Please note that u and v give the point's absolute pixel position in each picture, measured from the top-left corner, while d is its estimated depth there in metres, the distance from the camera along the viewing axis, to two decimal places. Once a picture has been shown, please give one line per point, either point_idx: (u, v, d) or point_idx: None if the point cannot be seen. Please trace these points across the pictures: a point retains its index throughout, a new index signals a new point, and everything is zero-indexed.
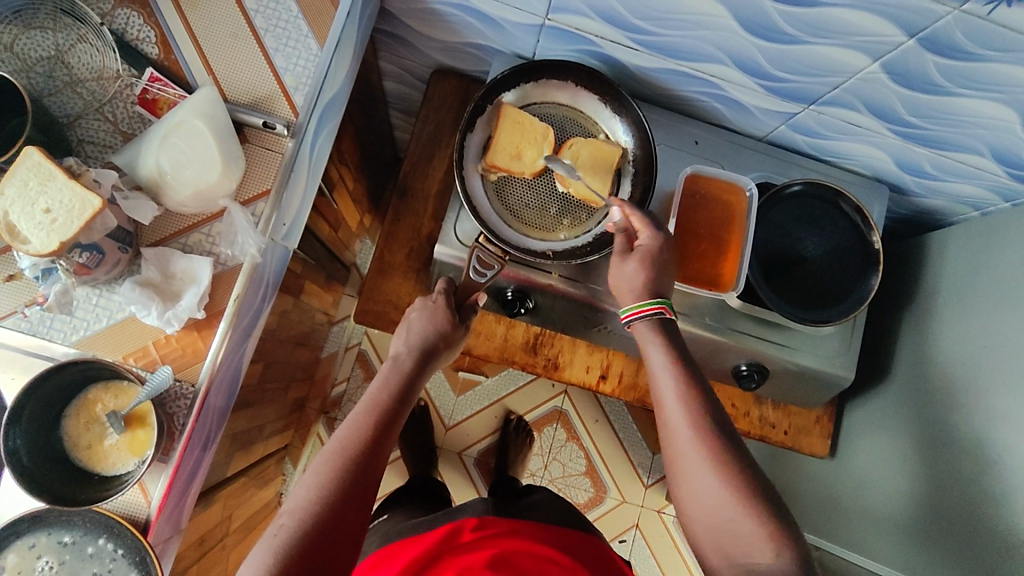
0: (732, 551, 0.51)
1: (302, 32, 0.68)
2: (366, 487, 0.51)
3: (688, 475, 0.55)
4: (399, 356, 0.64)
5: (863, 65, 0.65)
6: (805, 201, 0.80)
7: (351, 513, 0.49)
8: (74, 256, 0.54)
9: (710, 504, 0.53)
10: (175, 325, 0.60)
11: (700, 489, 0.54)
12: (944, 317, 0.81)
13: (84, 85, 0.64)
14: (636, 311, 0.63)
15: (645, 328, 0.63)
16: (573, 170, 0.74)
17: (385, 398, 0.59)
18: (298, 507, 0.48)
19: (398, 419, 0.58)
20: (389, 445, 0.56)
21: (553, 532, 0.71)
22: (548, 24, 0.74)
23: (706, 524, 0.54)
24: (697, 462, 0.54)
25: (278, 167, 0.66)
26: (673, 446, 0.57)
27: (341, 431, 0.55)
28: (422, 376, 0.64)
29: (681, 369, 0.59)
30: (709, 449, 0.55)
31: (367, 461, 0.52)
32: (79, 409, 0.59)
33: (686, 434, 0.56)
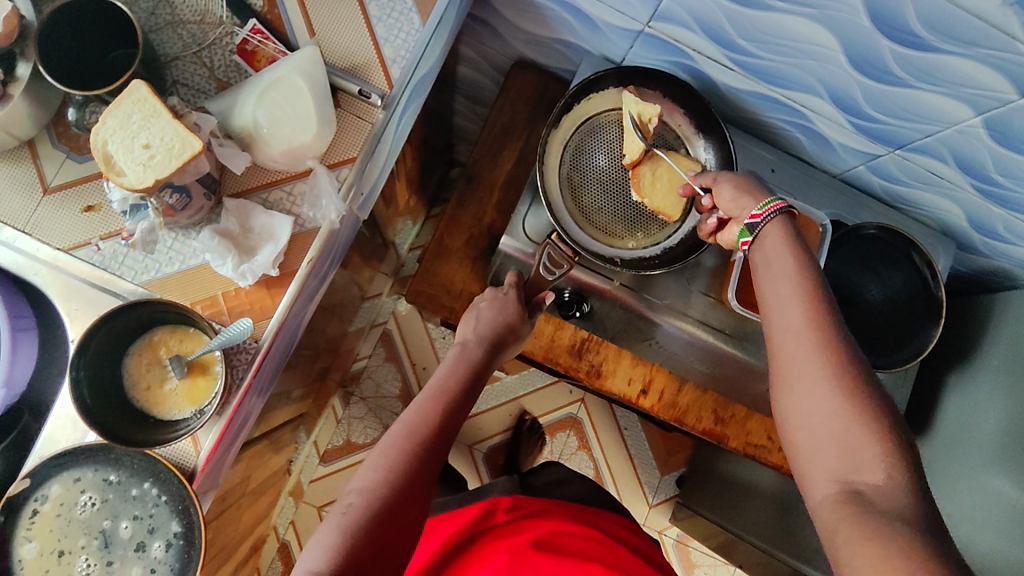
0: (843, 473, 0.46)
1: (406, 5, 0.67)
2: (432, 472, 0.51)
3: (799, 384, 0.48)
4: (467, 344, 0.64)
5: (964, 117, 0.65)
6: (874, 244, 0.78)
7: (420, 497, 0.49)
8: (164, 196, 0.54)
9: (823, 425, 0.47)
10: (249, 280, 0.59)
11: (814, 407, 0.47)
12: (997, 380, 0.81)
13: (185, 26, 0.64)
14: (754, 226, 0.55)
15: (777, 229, 0.54)
16: (651, 181, 0.72)
17: (452, 385, 0.59)
18: (367, 486, 0.47)
19: (464, 410, 0.58)
20: (454, 431, 0.55)
21: (585, 513, 0.72)
22: (647, 31, 0.73)
23: (814, 442, 0.47)
24: (812, 371, 0.48)
25: (366, 136, 0.65)
26: (782, 353, 0.50)
27: (408, 413, 0.55)
28: (487, 367, 0.64)
29: (803, 265, 0.51)
30: (830, 358, 0.47)
31: (434, 446, 0.52)
32: (142, 350, 0.59)
33: (801, 341, 0.49)
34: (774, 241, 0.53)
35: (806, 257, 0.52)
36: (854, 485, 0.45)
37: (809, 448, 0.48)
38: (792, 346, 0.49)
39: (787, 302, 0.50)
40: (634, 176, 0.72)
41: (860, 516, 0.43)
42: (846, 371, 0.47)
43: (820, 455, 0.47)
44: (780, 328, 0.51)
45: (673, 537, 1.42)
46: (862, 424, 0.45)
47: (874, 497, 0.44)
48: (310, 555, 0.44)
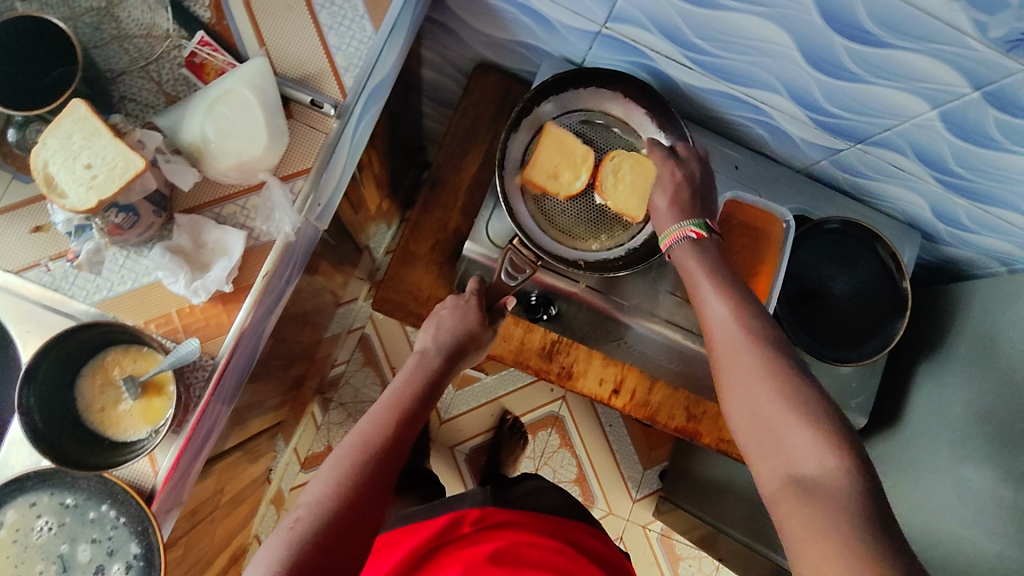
0: (786, 461, 0.49)
1: (358, 12, 0.66)
2: (385, 484, 0.50)
3: (743, 384, 0.55)
4: (427, 351, 0.64)
5: (921, 112, 0.64)
6: (841, 239, 0.78)
7: (370, 510, 0.48)
8: (110, 216, 0.53)
9: (766, 421, 0.52)
10: (202, 296, 0.58)
11: (754, 401, 0.53)
12: (965, 368, 0.81)
13: (132, 41, 0.63)
14: (673, 236, 0.66)
15: (691, 257, 0.65)
16: (613, 182, 0.73)
17: (410, 396, 0.58)
18: (316, 500, 0.47)
19: (420, 419, 0.58)
20: (409, 443, 0.55)
21: (548, 522, 0.72)
22: (604, 32, 0.73)
23: (760, 438, 0.53)
24: (748, 369, 0.54)
25: (320, 147, 0.64)
26: (724, 364, 0.57)
27: (362, 424, 0.54)
28: (448, 374, 0.64)
29: (732, 291, 0.60)
30: (749, 341, 0.56)
31: (387, 458, 0.52)
32: (95, 371, 0.58)
33: (739, 346, 0.56)
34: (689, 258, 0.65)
35: (733, 284, 0.61)
36: (796, 473, 0.48)
37: (754, 431, 0.53)
38: (724, 340, 0.58)
39: (709, 306, 0.61)
40: (596, 179, 0.73)
41: (805, 497, 0.46)
42: (762, 347, 0.55)
43: (759, 436, 0.53)
44: (719, 342, 0.58)
45: (658, 531, 1.42)
46: (795, 408, 0.51)
47: (813, 480, 0.47)
48: (254, 571, 0.43)
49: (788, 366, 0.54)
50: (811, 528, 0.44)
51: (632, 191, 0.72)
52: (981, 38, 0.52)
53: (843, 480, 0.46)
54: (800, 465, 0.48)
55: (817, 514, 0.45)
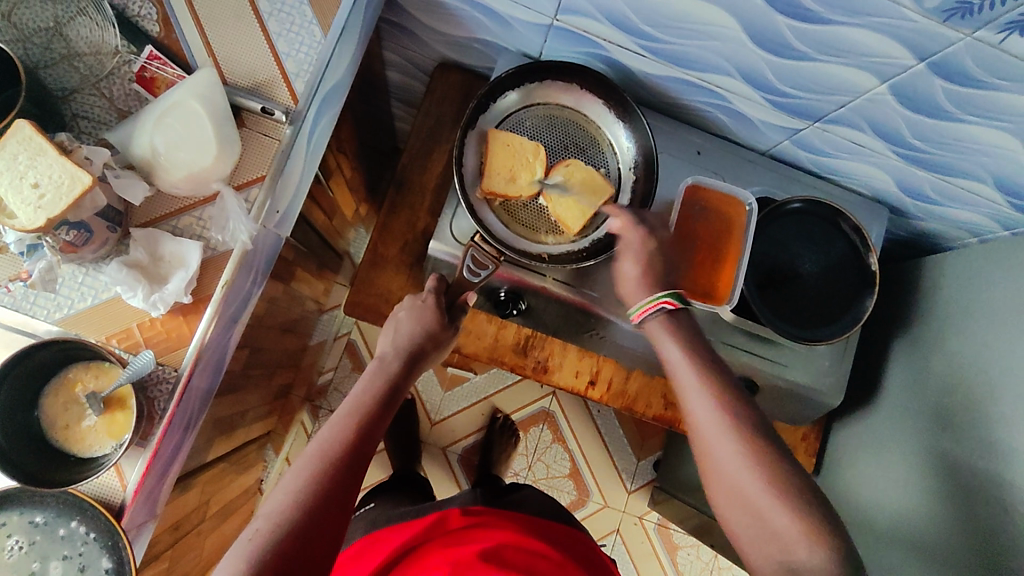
0: (777, 554, 0.51)
1: (306, 18, 0.66)
2: (346, 492, 0.52)
3: (726, 469, 0.55)
4: (384, 356, 0.65)
5: (871, 86, 0.64)
6: (804, 219, 0.79)
7: (331, 519, 0.50)
8: (60, 233, 0.53)
9: (752, 512, 0.53)
10: (161, 309, 0.59)
11: (740, 490, 0.54)
12: (939, 342, 0.81)
13: (81, 59, 0.62)
14: (645, 310, 0.64)
15: (659, 326, 0.64)
16: (560, 190, 0.73)
17: (370, 400, 0.60)
18: (275, 512, 0.49)
19: (381, 425, 0.59)
20: (370, 449, 0.57)
21: (536, 524, 0.73)
22: (556, 25, 0.72)
23: (748, 527, 0.54)
24: (732, 457, 0.55)
25: (274, 154, 0.65)
26: (702, 444, 0.57)
27: (322, 434, 0.56)
28: (410, 376, 0.65)
29: (699, 361, 0.60)
30: (729, 424, 0.56)
31: (347, 465, 0.53)
32: (57, 389, 0.59)
33: (715, 430, 0.56)
34: (662, 340, 0.63)
35: (701, 354, 0.61)
36: (789, 563, 0.50)
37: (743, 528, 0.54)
38: (701, 423, 0.58)
39: (689, 394, 0.59)
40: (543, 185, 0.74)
41: None
42: (744, 429, 0.56)
43: (747, 529, 0.54)
44: (695, 423, 0.58)
45: (654, 521, 1.42)
46: (781, 500, 0.52)
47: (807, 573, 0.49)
48: None
49: (767, 445, 0.55)
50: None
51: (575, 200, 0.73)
52: (918, 8, 0.52)
53: (831, 571, 0.49)
54: (789, 554, 0.50)
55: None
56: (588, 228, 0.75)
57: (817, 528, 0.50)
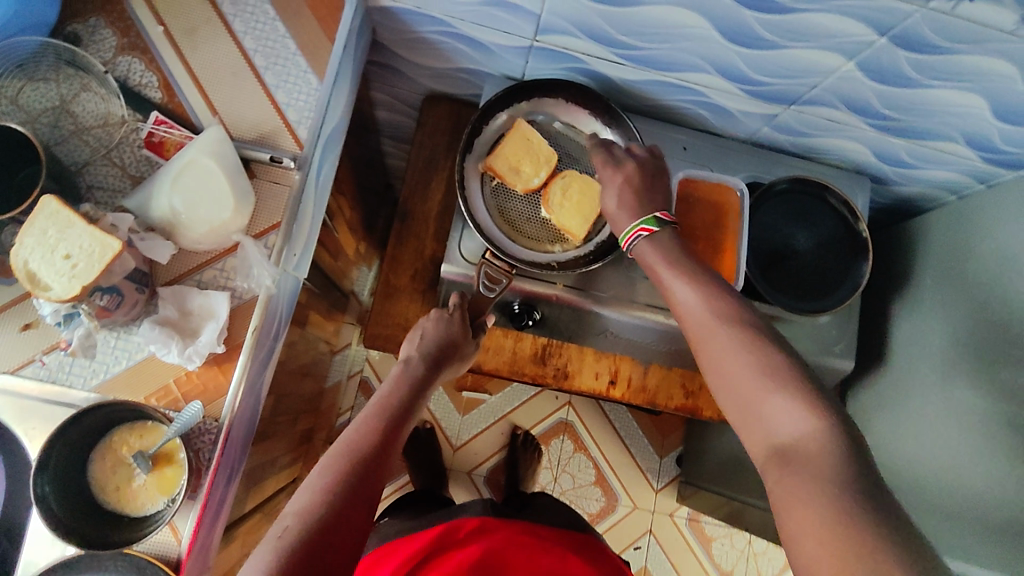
0: (770, 431, 0.48)
1: (301, 68, 0.69)
2: (371, 488, 0.53)
3: (720, 358, 0.53)
4: (409, 360, 0.67)
5: (840, 65, 0.68)
6: (791, 198, 0.83)
7: (358, 509, 0.51)
8: (95, 299, 0.55)
9: (744, 395, 0.51)
10: (196, 361, 0.61)
11: (735, 373, 0.52)
12: (939, 299, 0.85)
13: (90, 132, 0.64)
14: (630, 236, 0.64)
15: (648, 249, 0.63)
16: (560, 199, 0.76)
17: (394, 406, 0.61)
18: (304, 502, 0.49)
19: (403, 428, 0.61)
20: (393, 453, 0.57)
21: (544, 530, 0.75)
22: (536, 45, 0.76)
23: (746, 410, 0.51)
24: (726, 343, 0.53)
25: (287, 200, 0.67)
26: (701, 343, 0.56)
27: (348, 434, 0.57)
28: (429, 383, 0.67)
29: (694, 267, 0.60)
30: (722, 322, 0.55)
31: (373, 467, 0.54)
32: (104, 453, 0.60)
33: (711, 327, 0.55)
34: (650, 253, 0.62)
35: (694, 264, 0.60)
36: (782, 440, 0.47)
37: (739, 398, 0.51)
38: (696, 324, 0.57)
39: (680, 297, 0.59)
40: (544, 192, 0.77)
41: (788, 466, 0.45)
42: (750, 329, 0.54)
43: (742, 412, 0.51)
44: (692, 323, 0.57)
45: (685, 516, 1.43)
46: (774, 377, 0.49)
47: (797, 444, 0.46)
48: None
49: (762, 335, 0.53)
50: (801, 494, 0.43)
51: (574, 209, 0.76)
52: None
53: (822, 444, 0.45)
54: (781, 432, 0.47)
55: (803, 485, 0.44)
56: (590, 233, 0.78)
57: (815, 406, 0.47)
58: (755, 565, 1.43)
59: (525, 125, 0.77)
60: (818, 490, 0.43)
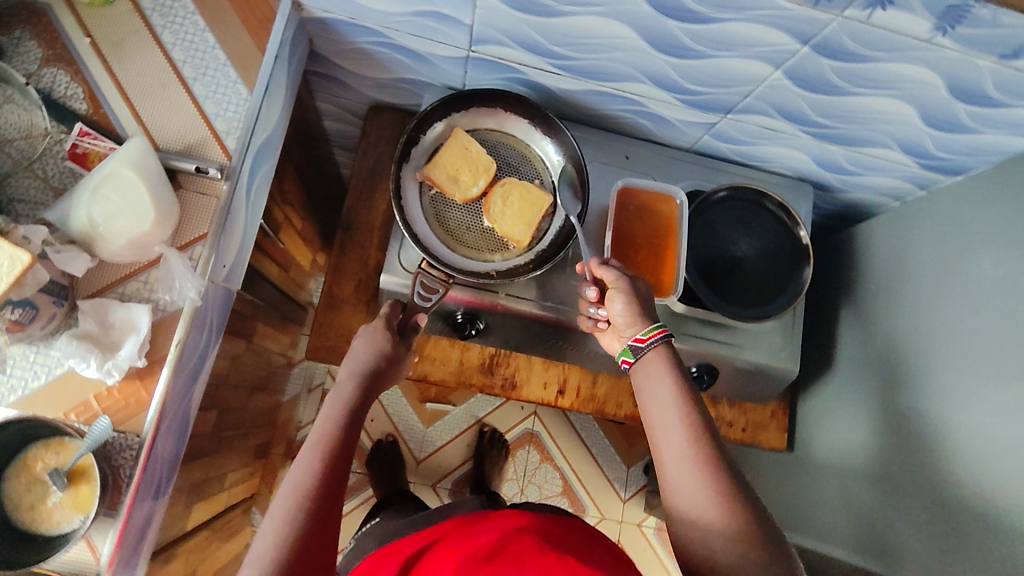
0: None
1: (231, 78, 0.69)
2: (327, 529, 0.54)
3: (685, 501, 0.54)
4: (341, 382, 0.65)
5: (768, 74, 0.69)
6: (732, 205, 0.84)
7: (315, 548, 0.52)
8: (6, 313, 0.54)
9: (702, 542, 0.52)
10: (116, 375, 0.60)
11: (696, 519, 0.52)
12: (880, 305, 0.86)
13: (12, 144, 0.63)
14: (646, 337, 0.63)
15: (658, 360, 0.62)
16: (501, 208, 0.77)
17: (336, 430, 0.60)
18: (260, 561, 0.50)
19: (351, 447, 0.60)
20: (343, 479, 0.58)
21: (575, 523, 0.65)
22: (473, 56, 0.76)
23: (702, 554, 0.52)
24: (694, 490, 0.53)
25: (215, 210, 0.66)
26: (667, 474, 0.56)
27: (294, 472, 0.56)
28: (369, 399, 0.66)
29: (681, 387, 0.59)
30: (698, 458, 0.54)
31: (324, 503, 0.54)
32: (18, 471, 0.58)
33: (682, 461, 0.55)
34: (647, 385, 0.61)
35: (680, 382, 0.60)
36: None
37: (695, 560, 0.52)
38: (667, 450, 0.57)
39: (661, 439, 0.58)
40: (485, 202, 0.77)
41: None
42: (717, 468, 0.54)
43: (698, 561, 0.52)
44: (665, 449, 0.57)
45: (653, 525, 1.43)
46: (741, 546, 0.50)
47: None
48: None
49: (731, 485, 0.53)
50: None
51: (515, 217, 0.76)
52: None
53: None
54: None
55: None
56: (533, 241, 0.78)
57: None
58: None
59: (464, 134, 0.77)
60: None
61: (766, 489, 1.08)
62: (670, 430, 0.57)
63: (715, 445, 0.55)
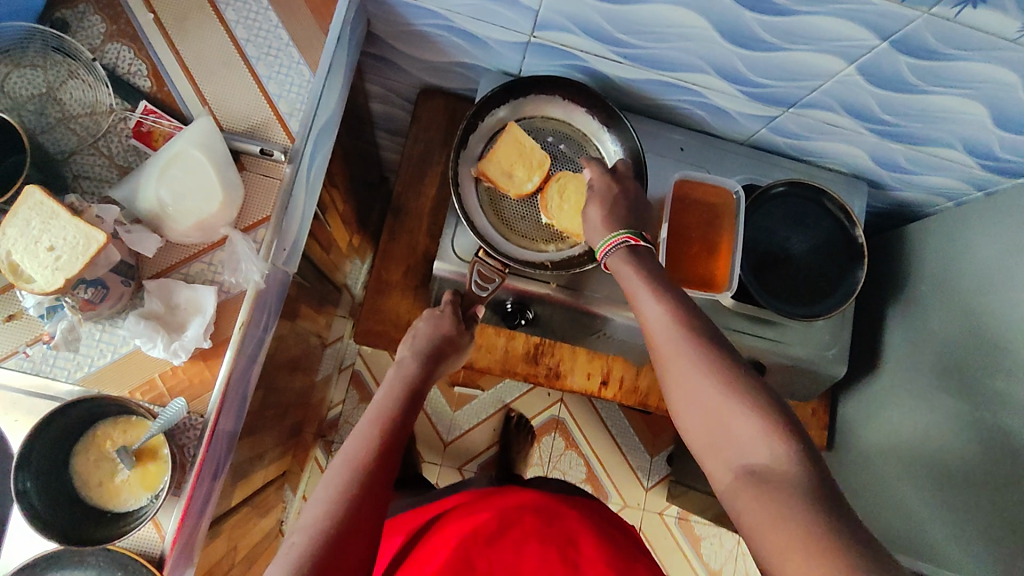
0: (732, 457, 0.49)
1: (294, 59, 0.68)
2: (378, 501, 0.54)
3: (681, 384, 0.53)
4: (403, 361, 0.67)
5: (840, 69, 0.67)
6: (788, 201, 0.83)
7: (367, 507, 0.53)
8: (79, 291, 0.54)
9: (709, 416, 0.51)
10: (183, 356, 0.60)
11: (697, 396, 0.52)
12: (933, 307, 0.85)
13: (77, 121, 0.63)
14: (605, 247, 0.63)
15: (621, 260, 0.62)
16: (558, 203, 0.76)
17: (392, 407, 0.62)
18: (311, 523, 0.50)
19: (407, 424, 0.62)
20: (396, 453, 0.59)
21: (572, 503, 0.73)
22: (534, 41, 0.75)
23: (710, 433, 0.51)
24: (687, 369, 0.52)
25: (277, 193, 0.66)
26: (662, 366, 0.55)
27: (349, 448, 0.57)
28: (428, 380, 0.67)
29: (655, 283, 0.58)
30: (683, 339, 0.54)
31: (378, 473, 0.55)
32: (87, 447, 0.59)
33: (672, 348, 0.54)
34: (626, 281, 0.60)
35: (656, 277, 0.59)
36: (750, 466, 0.48)
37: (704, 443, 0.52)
38: (659, 342, 0.56)
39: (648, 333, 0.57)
40: (541, 199, 0.76)
41: (756, 491, 0.46)
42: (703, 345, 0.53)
43: (707, 434, 0.51)
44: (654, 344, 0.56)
45: (675, 515, 1.44)
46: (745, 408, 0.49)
47: (767, 473, 0.46)
48: None
49: (723, 356, 0.52)
50: (771, 517, 0.44)
51: (574, 210, 0.75)
52: None
53: (795, 470, 0.46)
54: (750, 457, 0.48)
55: (772, 506, 0.45)
56: None
57: (781, 429, 0.47)
58: (743, 564, 1.43)
59: (516, 128, 0.75)
60: (797, 509, 0.43)
61: None
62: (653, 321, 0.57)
63: (692, 323, 0.54)
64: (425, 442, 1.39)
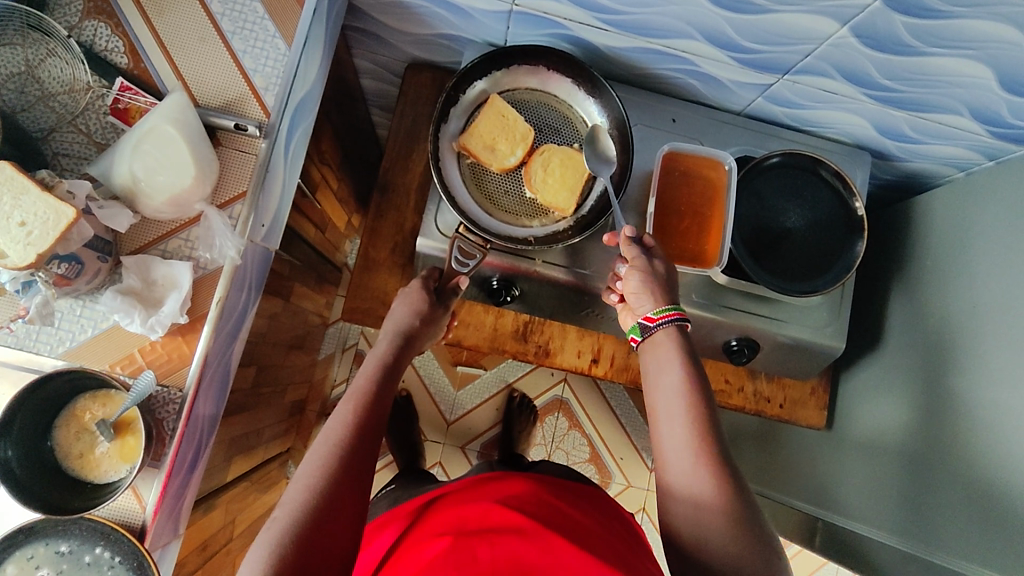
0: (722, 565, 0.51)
1: (269, 32, 0.67)
2: (361, 472, 0.55)
3: (686, 477, 0.55)
4: (381, 342, 0.68)
5: (832, 31, 0.64)
6: (785, 173, 0.80)
7: (350, 481, 0.54)
8: (52, 267, 0.55)
9: (699, 518, 0.53)
10: (159, 331, 0.60)
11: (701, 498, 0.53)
12: (938, 283, 0.82)
13: (56, 98, 0.62)
14: (656, 317, 0.63)
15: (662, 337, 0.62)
16: (542, 176, 0.74)
17: (372, 382, 0.63)
18: (293, 499, 0.51)
19: (387, 397, 0.63)
20: (379, 427, 0.59)
21: (564, 488, 0.69)
22: (516, 10, 0.72)
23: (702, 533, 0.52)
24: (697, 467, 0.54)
25: (253, 169, 0.66)
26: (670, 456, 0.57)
27: (329, 425, 0.58)
28: (404, 359, 0.68)
29: (690, 374, 0.59)
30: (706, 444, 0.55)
31: (360, 447, 0.56)
32: (68, 421, 0.60)
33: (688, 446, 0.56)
34: (654, 366, 0.62)
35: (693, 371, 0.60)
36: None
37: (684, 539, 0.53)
38: (673, 432, 0.57)
39: (662, 424, 0.59)
40: (525, 174, 0.75)
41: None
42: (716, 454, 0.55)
43: (693, 527, 0.53)
44: (668, 431, 0.58)
45: None
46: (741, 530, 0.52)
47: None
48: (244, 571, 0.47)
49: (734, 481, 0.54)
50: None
51: (558, 185, 0.74)
52: None
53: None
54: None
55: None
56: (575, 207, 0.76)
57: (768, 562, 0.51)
58: None
59: (500, 100, 0.74)
60: None
61: (801, 466, 1.06)
62: (674, 414, 0.58)
63: (709, 432, 0.57)
64: (428, 421, 1.40)
